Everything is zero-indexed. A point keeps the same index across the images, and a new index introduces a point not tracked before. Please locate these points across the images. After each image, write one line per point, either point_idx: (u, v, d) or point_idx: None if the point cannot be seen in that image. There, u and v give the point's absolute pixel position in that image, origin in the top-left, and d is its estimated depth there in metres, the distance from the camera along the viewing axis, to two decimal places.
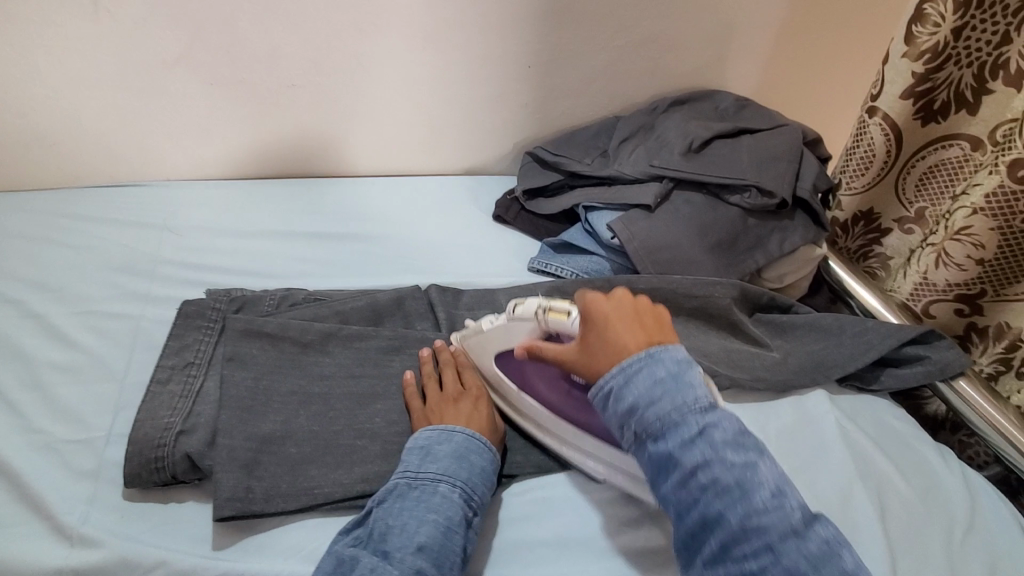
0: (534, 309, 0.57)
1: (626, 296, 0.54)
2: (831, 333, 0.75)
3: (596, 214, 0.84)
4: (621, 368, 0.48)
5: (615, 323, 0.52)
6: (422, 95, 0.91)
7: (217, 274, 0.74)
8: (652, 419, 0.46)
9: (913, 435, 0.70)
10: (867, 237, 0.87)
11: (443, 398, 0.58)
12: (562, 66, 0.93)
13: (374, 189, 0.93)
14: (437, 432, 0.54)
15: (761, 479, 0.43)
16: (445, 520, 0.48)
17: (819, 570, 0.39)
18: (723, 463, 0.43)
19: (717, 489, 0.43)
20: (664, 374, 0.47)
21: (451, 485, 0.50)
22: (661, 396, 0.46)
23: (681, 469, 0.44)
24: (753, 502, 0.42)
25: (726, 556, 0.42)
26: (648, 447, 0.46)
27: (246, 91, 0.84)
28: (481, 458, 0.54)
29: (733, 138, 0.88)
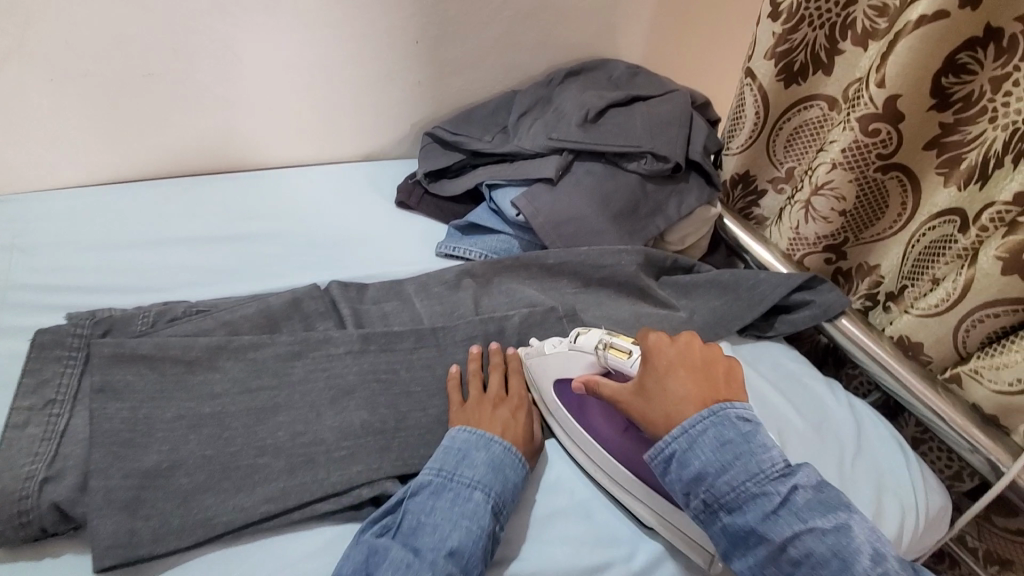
0: (597, 341, 0.58)
1: (692, 345, 0.54)
2: (728, 289, 0.80)
3: (500, 193, 0.83)
4: (684, 431, 0.49)
5: (677, 372, 0.52)
6: (304, 79, 0.84)
7: (84, 295, 0.66)
8: (726, 491, 0.46)
9: (806, 373, 0.75)
10: (747, 199, 0.94)
11: (483, 399, 0.58)
12: (452, 40, 0.89)
13: (263, 185, 0.86)
14: (475, 435, 0.54)
15: (853, 541, 0.44)
16: (479, 530, 0.48)
17: None
18: (813, 534, 0.45)
19: (810, 563, 0.44)
20: (730, 438, 0.48)
21: (485, 494, 0.50)
22: (734, 465, 0.47)
23: (769, 546, 0.45)
24: (850, 566, 0.44)
25: None
26: (722, 520, 0.47)
27: (96, 85, 0.74)
28: (518, 469, 0.53)
29: (628, 106, 0.89)
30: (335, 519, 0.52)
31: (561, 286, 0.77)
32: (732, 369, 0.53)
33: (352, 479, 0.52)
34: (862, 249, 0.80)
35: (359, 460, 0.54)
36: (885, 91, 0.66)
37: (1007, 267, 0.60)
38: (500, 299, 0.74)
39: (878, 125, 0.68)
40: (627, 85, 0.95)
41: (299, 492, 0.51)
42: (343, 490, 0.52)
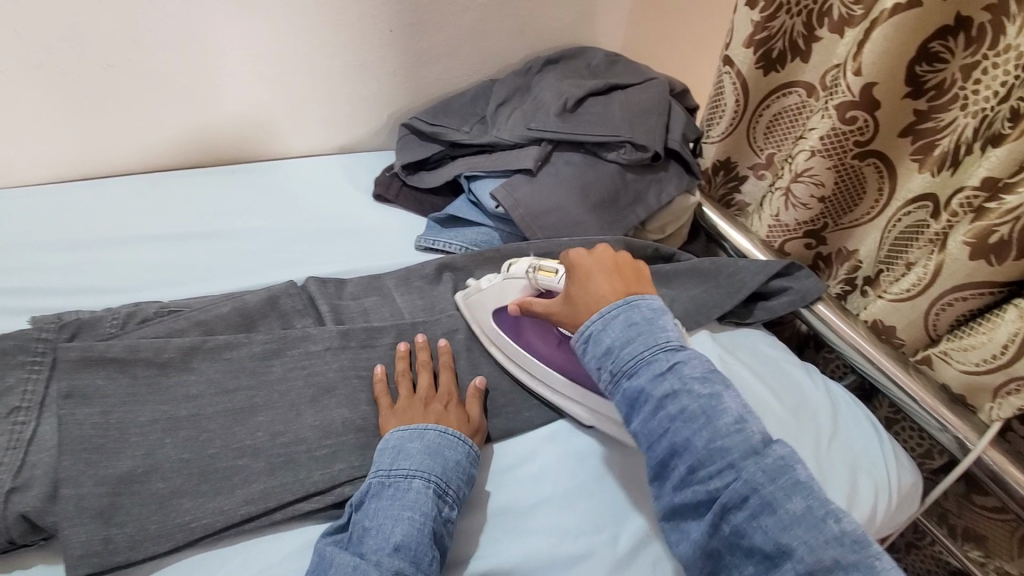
0: (525, 271, 0.64)
1: (606, 253, 0.59)
2: (709, 277, 0.81)
3: (479, 184, 0.82)
4: (600, 316, 0.52)
5: (595, 278, 0.57)
6: (275, 69, 0.82)
7: (50, 297, 0.63)
8: (627, 360, 0.50)
9: (784, 359, 0.77)
10: (728, 185, 0.95)
11: (414, 399, 0.57)
12: (426, 27, 0.87)
13: (235, 179, 0.84)
14: (408, 430, 0.53)
15: (725, 407, 0.47)
16: (421, 518, 0.47)
17: (777, 482, 0.43)
18: (690, 394, 0.47)
19: (686, 415, 0.47)
20: (639, 320, 0.51)
21: (425, 481, 0.50)
22: (635, 338, 0.50)
23: (652, 400, 0.48)
24: (718, 426, 0.46)
25: (694, 474, 0.46)
26: (622, 384, 0.50)
27: (51, 76, 0.71)
28: (457, 450, 0.53)
29: (606, 94, 0.88)
30: (318, 518, 0.51)
31: None
32: (641, 269, 0.58)
33: (333, 478, 0.52)
34: (840, 234, 0.82)
35: (341, 458, 0.53)
36: (862, 79, 0.66)
37: (973, 251, 0.62)
38: None
39: (854, 112, 0.69)
40: (605, 74, 0.94)
41: (280, 492, 0.50)
42: (325, 489, 0.51)
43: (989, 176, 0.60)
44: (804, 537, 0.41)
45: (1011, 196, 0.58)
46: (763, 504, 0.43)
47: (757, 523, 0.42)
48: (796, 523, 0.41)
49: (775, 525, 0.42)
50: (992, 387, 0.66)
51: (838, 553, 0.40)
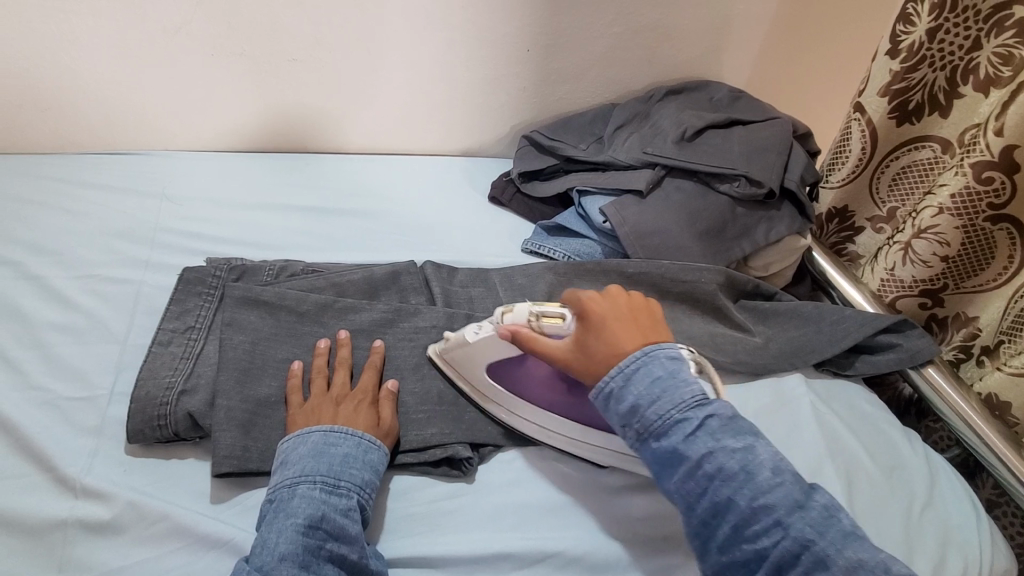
0: (528, 312, 0.57)
1: (620, 295, 0.58)
2: (810, 321, 0.79)
3: (589, 199, 0.86)
4: (621, 370, 0.52)
5: (611, 322, 0.55)
6: (423, 76, 0.92)
7: (218, 244, 0.74)
8: (655, 420, 0.50)
9: (882, 418, 0.74)
10: (841, 235, 0.92)
11: (326, 397, 0.56)
12: (560, 50, 0.94)
13: (372, 166, 0.94)
14: (293, 437, 0.52)
15: (761, 460, 0.48)
16: (305, 520, 0.46)
17: (823, 534, 0.44)
18: (725, 451, 0.48)
19: (723, 475, 0.47)
20: (661, 375, 0.51)
21: (309, 483, 0.49)
22: (660, 394, 0.50)
23: (688, 462, 0.48)
24: (757, 483, 0.46)
25: (738, 537, 0.46)
26: (655, 445, 0.50)
27: (248, 63, 0.84)
28: (344, 444, 0.52)
29: (726, 129, 0.90)
30: (411, 471, 0.57)
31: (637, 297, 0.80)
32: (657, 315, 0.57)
33: (426, 439, 0.58)
34: (958, 298, 0.77)
35: (434, 424, 0.59)
36: (1004, 140, 0.64)
37: None
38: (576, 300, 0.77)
39: (992, 172, 0.66)
40: (727, 109, 0.96)
41: None
42: (421, 447, 0.58)
43: None
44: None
45: None
46: (815, 560, 0.44)
47: None
48: None
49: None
50: None
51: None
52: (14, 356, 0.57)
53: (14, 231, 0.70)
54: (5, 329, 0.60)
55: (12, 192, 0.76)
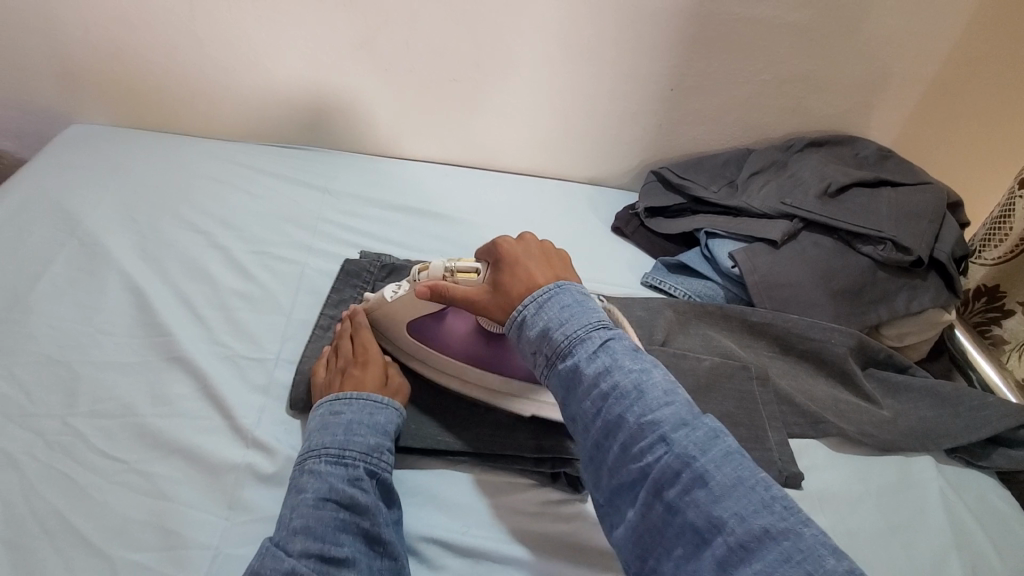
0: (442, 266, 0.60)
1: (531, 244, 0.61)
2: (948, 403, 0.74)
3: (717, 242, 0.86)
4: (534, 298, 0.54)
5: (523, 268, 0.58)
6: (565, 106, 0.97)
7: (369, 239, 0.82)
8: (559, 339, 0.51)
9: (1021, 521, 0.68)
10: (987, 314, 0.87)
11: (335, 368, 0.59)
12: (702, 92, 0.95)
13: (505, 184, 1.00)
14: (307, 413, 0.56)
15: (654, 381, 0.47)
16: (316, 494, 0.49)
17: (705, 452, 0.42)
18: (622, 372, 0.48)
19: (617, 393, 0.47)
20: (571, 301, 0.53)
21: (318, 458, 0.51)
22: (568, 319, 0.52)
23: (585, 381, 0.48)
24: (647, 400, 0.46)
25: (627, 455, 0.45)
26: (558, 366, 0.51)
27: (411, 80, 0.93)
28: (346, 415, 0.54)
29: (873, 188, 0.87)
30: (526, 477, 0.60)
31: (758, 346, 0.78)
32: (566, 260, 0.61)
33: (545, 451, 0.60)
34: None
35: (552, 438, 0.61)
36: None
37: None
38: (694, 340, 0.77)
39: None
40: (872, 168, 0.92)
41: (502, 442, 0.60)
42: (539, 456, 0.59)
43: None
44: (736, 507, 0.40)
45: None
46: (694, 478, 0.42)
47: (689, 498, 0.41)
48: (727, 495, 0.40)
49: (708, 499, 0.41)
50: None
51: (767, 522, 0.39)
52: (202, 314, 0.66)
53: (208, 205, 0.82)
54: (198, 290, 0.69)
55: (207, 172, 0.87)
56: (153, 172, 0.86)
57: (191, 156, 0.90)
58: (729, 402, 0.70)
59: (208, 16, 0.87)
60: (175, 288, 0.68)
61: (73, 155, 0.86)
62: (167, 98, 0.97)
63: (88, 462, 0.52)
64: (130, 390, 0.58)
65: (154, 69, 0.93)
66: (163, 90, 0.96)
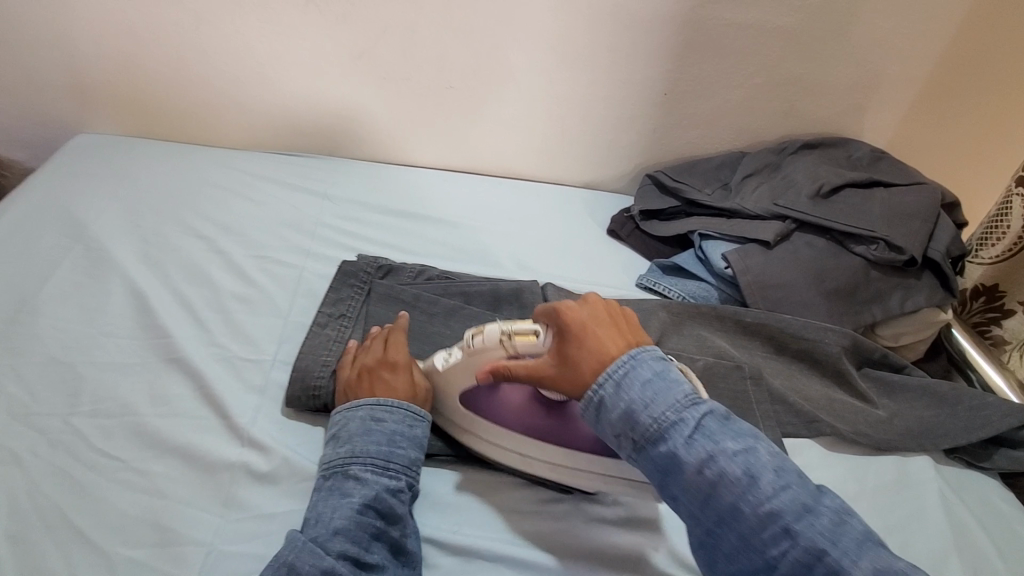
0: (499, 332, 0.56)
1: (597, 302, 0.56)
2: (944, 402, 0.74)
3: (711, 243, 0.87)
4: (611, 376, 0.51)
5: (592, 332, 0.53)
6: (560, 112, 0.98)
7: (366, 243, 0.83)
8: (649, 424, 0.49)
9: (1019, 520, 0.68)
10: (986, 314, 0.86)
11: (365, 369, 0.59)
12: (696, 96, 0.96)
13: (502, 188, 1.01)
14: (343, 412, 0.56)
15: (762, 464, 0.47)
16: (359, 499, 0.50)
17: (836, 543, 0.43)
18: (725, 456, 0.47)
19: (725, 481, 0.46)
20: (653, 376, 0.51)
21: (362, 464, 0.52)
22: (654, 398, 0.50)
23: (688, 470, 0.47)
24: (760, 488, 0.46)
25: (748, 545, 0.45)
26: (651, 451, 0.49)
27: (408, 87, 0.95)
28: (389, 424, 0.55)
29: (866, 189, 0.87)
30: (519, 477, 0.60)
31: (752, 346, 0.79)
32: (633, 318, 0.56)
33: None
34: None
35: None
36: None
37: None
38: (688, 340, 0.78)
39: None
40: (866, 169, 0.93)
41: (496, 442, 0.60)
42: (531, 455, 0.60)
43: None
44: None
45: None
46: (832, 572, 0.42)
47: None
48: None
49: None
50: None
51: None
52: (201, 316, 0.67)
53: (208, 211, 0.83)
54: (197, 294, 0.70)
55: (208, 179, 0.89)
56: (155, 180, 0.87)
57: (192, 164, 0.92)
58: (722, 402, 0.71)
59: (211, 27, 0.89)
60: (175, 291, 0.70)
61: (78, 163, 0.88)
62: (169, 108, 0.99)
63: (89, 460, 0.54)
64: (131, 391, 0.59)
65: (158, 80, 0.95)
66: (167, 99, 0.98)
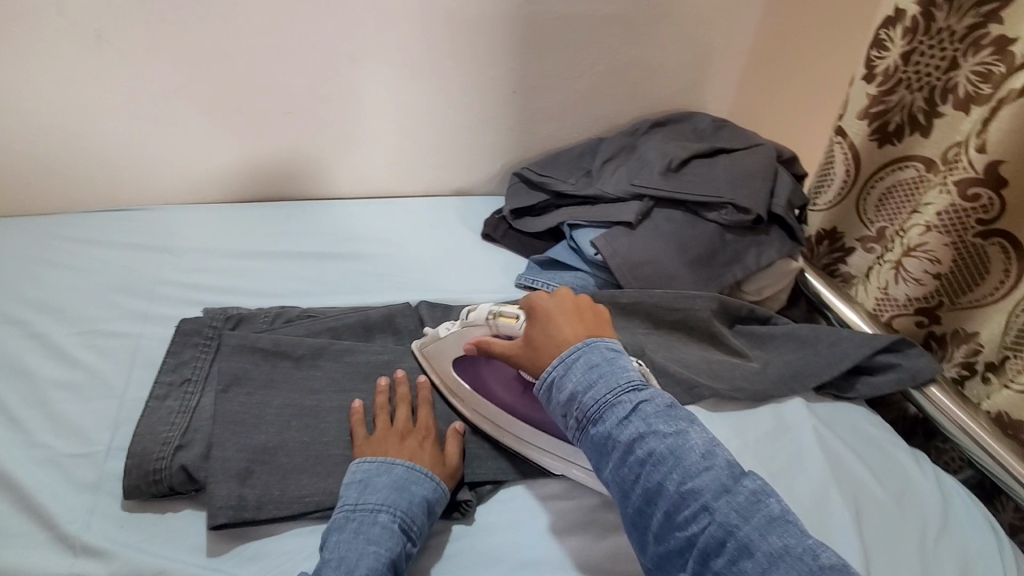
0: (487, 312, 0.62)
1: (568, 296, 0.60)
2: (807, 344, 0.79)
3: (580, 232, 0.88)
4: (561, 361, 0.53)
5: (557, 320, 0.57)
6: (414, 122, 0.95)
7: (217, 294, 0.76)
8: (590, 405, 0.50)
9: (887, 439, 0.73)
10: (832, 255, 0.93)
11: (390, 432, 0.59)
12: (546, 90, 0.97)
13: (367, 209, 0.97)
14: (377, 464, 0.55)
15: (691, 444, 0.47)
16: (384, 552, 0.48)
17: (749, 518, 0.43)
18: (656, 436, 0.48)
19: (653, 460, 0.47)
20: (599, 362, 0.52)
21: (390, 516, 0.51)
22: (596, 382, 0.51)
23: (620, 448, 0.48)
24: (686, 467, 0.46)
25: (672, 523, 0.46)
26: (590, 431, 0.50)
27: (243, 120, 0.88)
28: (422, 486, 0.54)
29: (711, 157, 0.92)
30: None
31: (633, 325, 0.80)
32: (602, 313, 0.59)
33: None
34: (957, 315, 0.77)
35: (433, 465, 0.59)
36: (986, 156, 0.66)
37: None
38: None
39: (977, 189, 0.68)
40: (711, 138, 0.98)
41: None
42: None
43: None
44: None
45: None
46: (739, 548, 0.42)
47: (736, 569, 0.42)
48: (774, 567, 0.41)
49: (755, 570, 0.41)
50: None
51: None
52: (16, 416, 0.59)
53: (20, 290, 0.73)
54: (10, 390, 0.61)
55: (19, 254, 0.78)
56: None
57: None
58: None
59: None
60: None
61: None
62: None
63: None
64: None
65: None
66: None
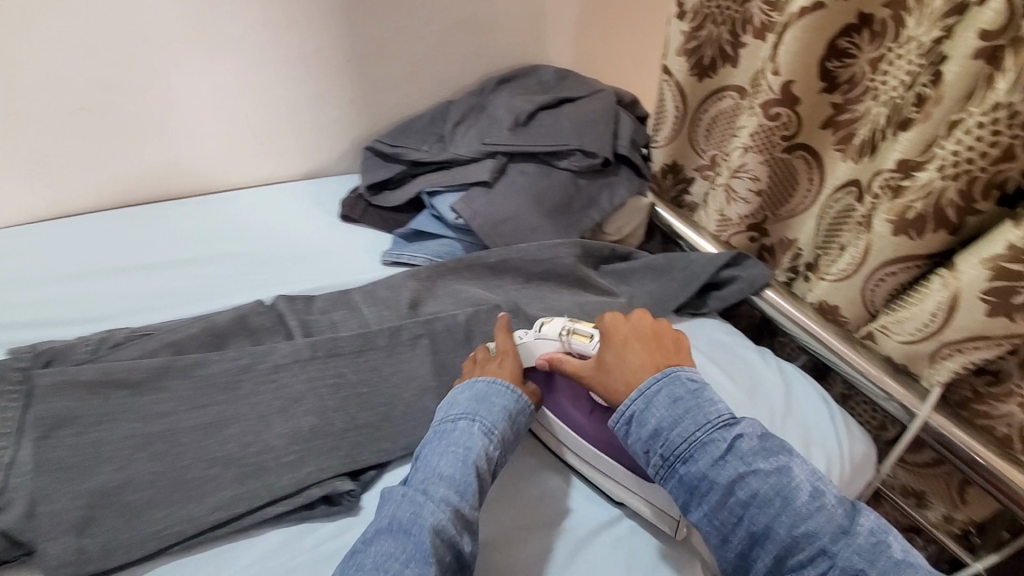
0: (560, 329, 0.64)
1: (645, 319, 0.62)
2: (663, 272, 0.85)
3: (439, 198, 0.86)
4: (640, 393, 0.55)
5: (631, 345, 0.59)
6: (242, 105, 0.87)
7: (27, 330, 0.66)
8: (678, 442, 0.52)
9: (739, 343, 0.81)
10: (678, 187, 1.00)
11: (476, 365, 0.64)
12: (385, 57, 0.92)
13: (204, 207, 0.88)
14: (461, 384, 0.60)
15: (795, 482, 0.50)
16: (464, 451, 0.54)
17: (870, 560, 0.47)
18: (758, 474, 0.50)
19: (759, 499, 0.50)
20: (683, 396, 0.54)
21: (469, 422, 0.56)
22: (683, 417, 0.53)
23: (718, 487, 0.51)
24: (796, 508, 0.49)
25: (782, 566, 0.49)
26: (679, 470, 0.52)
27: (26, 125, 0.76)
28: (503, 399, 0.59)
29: (557, 108, 0.94)
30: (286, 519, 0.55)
31: (505, 284, 0.81)
32: (681, 340, 0.61)
33: (301, 480, 0.55)
34: (780, 225, 0.87)
35: (307, 463, 0.56)
36: (781, 78, 0.72)
37: (895, 228, 0.66)
38: (446, 300, 0.76)
39: (778, 109, 0.75)
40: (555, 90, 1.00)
41: (250, 498, 0.53)
42: (293, 491, 0.54)
43: (902, 158, 0.64)
44: None
45: (921, 173, 0.63)
46: None
47: None
48: None
49: None
50: (928, 354, 0.70)
51: None
52: None
53: None
54: None
55: None
56: None
57: None
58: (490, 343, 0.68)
59: None
60: None
61: None
62: None
63: None
64: None
65: None
66: None
